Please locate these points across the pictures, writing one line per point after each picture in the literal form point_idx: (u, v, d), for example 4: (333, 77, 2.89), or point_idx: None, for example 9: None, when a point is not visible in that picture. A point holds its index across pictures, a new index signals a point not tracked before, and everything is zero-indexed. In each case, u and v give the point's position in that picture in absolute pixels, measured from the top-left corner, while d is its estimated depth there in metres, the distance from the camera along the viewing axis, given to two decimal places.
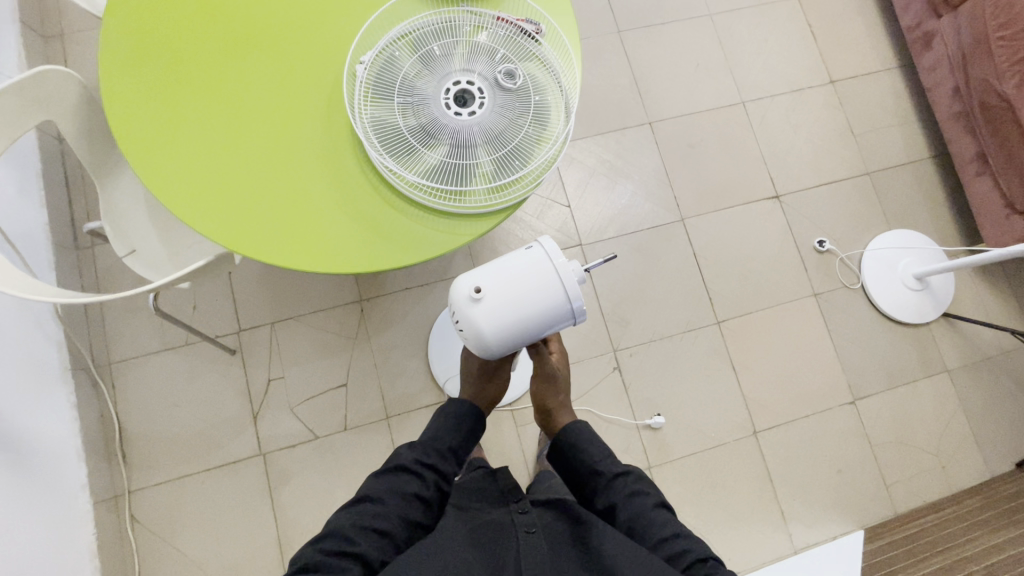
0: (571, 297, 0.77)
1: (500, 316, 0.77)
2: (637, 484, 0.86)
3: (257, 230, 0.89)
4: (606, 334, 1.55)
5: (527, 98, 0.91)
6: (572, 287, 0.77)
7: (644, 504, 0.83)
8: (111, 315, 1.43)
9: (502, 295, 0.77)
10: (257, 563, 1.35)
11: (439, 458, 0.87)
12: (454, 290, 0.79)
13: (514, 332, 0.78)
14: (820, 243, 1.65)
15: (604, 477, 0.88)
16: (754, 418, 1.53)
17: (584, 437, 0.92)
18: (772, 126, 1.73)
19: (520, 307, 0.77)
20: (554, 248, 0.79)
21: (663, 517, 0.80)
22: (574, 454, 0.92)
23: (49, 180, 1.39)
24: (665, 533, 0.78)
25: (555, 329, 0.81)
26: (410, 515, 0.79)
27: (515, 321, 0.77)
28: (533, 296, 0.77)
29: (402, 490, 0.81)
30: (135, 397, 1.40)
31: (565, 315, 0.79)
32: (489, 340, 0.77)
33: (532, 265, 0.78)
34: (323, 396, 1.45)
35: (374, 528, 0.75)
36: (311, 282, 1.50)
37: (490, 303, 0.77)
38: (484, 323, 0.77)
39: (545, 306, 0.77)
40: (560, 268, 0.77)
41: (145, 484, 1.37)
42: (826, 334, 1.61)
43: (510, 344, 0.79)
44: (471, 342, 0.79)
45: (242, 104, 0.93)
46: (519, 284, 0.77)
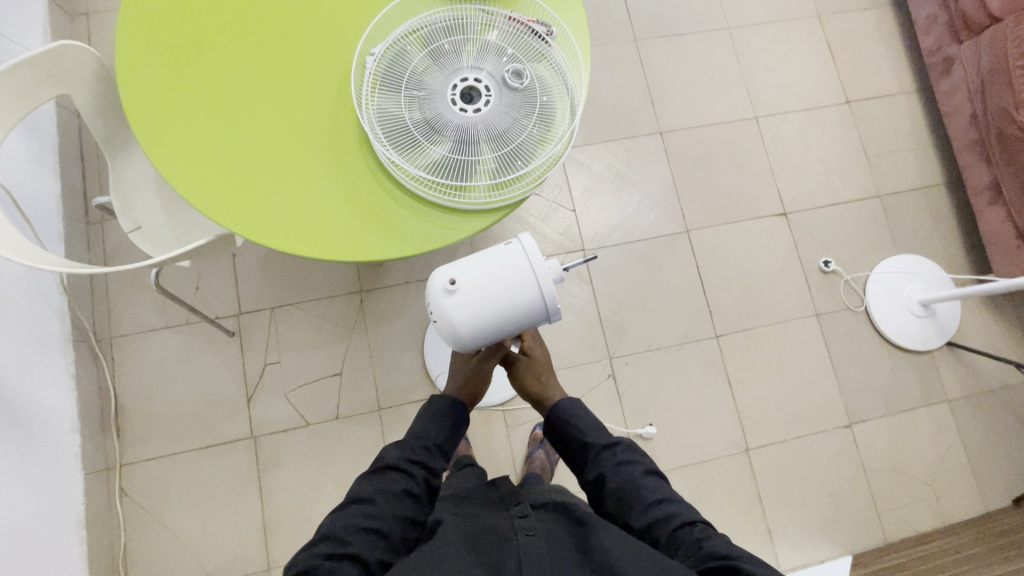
0: (545, 295, 0.78)
1: (474, 310, 0.77)
2: (626, 453, 0.86)
3: (258, 213, 0.90)
4: (603, 341, 1.54)
5: (532, 98, 0.91)
6: (546, 285, 0.78)
7: (632, 473, 0.83)
8: (115, 290, 1.45)
9: (478, 289, 0.77)
10: (241, 544, 1.36)
11: (425, 453, 0.87)
12: (430, 282, 0.79)
13: (487, 326, 0.78)
14: (825, 263, 1.63)
15: (593, 449, 0.88)
16: (747, 435, 1.52)
17: (577, 413, 0.93)
18: (784, 142, 1.72)
19: (495, 302, 0.77)
20: (533, 245, 0.79)
21: (652, 484, 0.82)
22: (567, 430, 0.92)
23: (64, 153, 1.41)
24: (652, 498, 0.79)
25: (528, 327, 0.81)
26: (402, 512, 0.79)
27: (489, 316, 0.77)
28: (508, 292, 0.77)
29: (392, 488, 0.81)
30: (133, 372, 1.42)
31: (538, 313, 0.80)
32: (462, 333, 0.77)
33: (511, 263, 0.78)
34: (317, 384, 1.46)
35: (366, 528, 0.75)
36: (313, 270, 1.51)
37: (464, 296, 0.77)
38: (458, 316, 0.77)
39: (519, 302, 0.78)
40: (537, 266, 0.78)
41: (137, 458, 1.38)
42: (825, 355, 1.59)
43: (481, 338, 0.79)
44: (445, 335, 0.79)
45: (252, 90, 0.94)
46: (495, 279, 0.77)
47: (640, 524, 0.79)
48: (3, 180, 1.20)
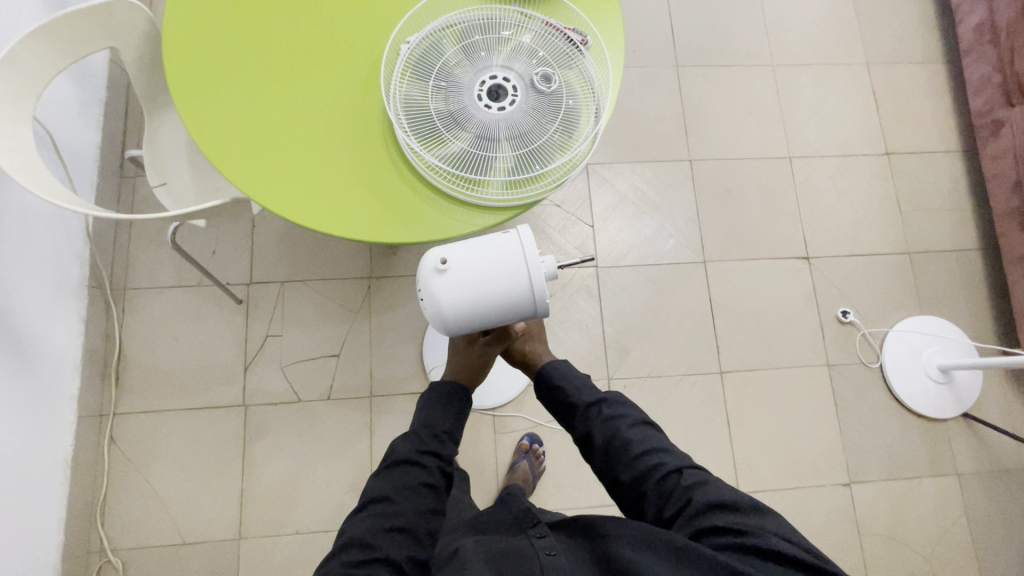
0: (534, 288, 0.78)
1: (462, 293, 0.76)
2: (612, 409, 0.86)
3: (275, 182, 0.92)
4: (604, 360, 1.52)
5: (558, 103, 0.91)
6: (536, 278, 0.77)
7: (619, 428, 0.83)
8: (136, 244, 1.49)
9: (467, 272, 0.77)
10: (216, 509, 1.37)
11: (436, 441, 0.88)
12: (422, 263, 0.79)
13: (471, 312, 0.77)
14: (843, 313, 1.59)
15: (579, 408, 0.88)
16: (739, 478, 1.47)
17: (564, 374, 0.92)
18: (815, 185, 1.68)
19: (482, 287, 0.76)
20: (530, 235, 0.79)
21: (639, 436, 0.82)
22: (553, 390, 0.92)
23: (109, 108, 1.47)
24: (639, 450, 0.80)
25: (513, 320, 0.81)
26: (422, 505, 0.81)
27: (475, 304, 0.77)
28: (498, 280, 0.77)
29: (408, 482, 0.82)
30: (141, 325, 1.45)
31: (525, 307, 0.79)
32: (446, 314, 0.77)
33: (504, 251, 0.78)
34: (314, 361, 1.47)
35: (391, 527, 0.78)
36: (327, 250, 1.53)
37: (454, 278, 0.76)
38: (445, 296, 0.76)
39: (507, 291, 0.77)
40: (530, 258, 0.77)
41: (131, 409, 1.41)
42: (832, 407, 1.53)
43: (463, 322, 0.78)
44: (430, 315, 0.78)
45: (288, 64, 0.97)
46: (486, 267, 0.77)
47: (629, 476, 0.80)
48: (48, 124, 1.26)
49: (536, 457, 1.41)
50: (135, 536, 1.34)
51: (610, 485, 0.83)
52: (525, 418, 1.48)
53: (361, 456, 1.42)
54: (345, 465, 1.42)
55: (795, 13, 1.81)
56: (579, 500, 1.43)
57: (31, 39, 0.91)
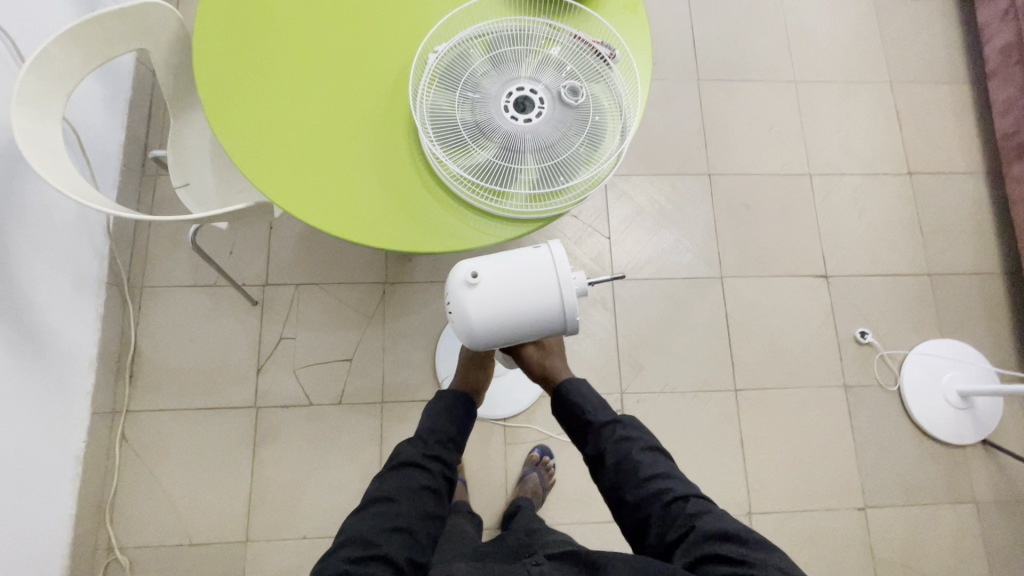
0: (566, 306, 0.77)
1: (493, 309, 0.76)
2: (626, 430, 0.85)
3: (298, 187, 0.92)
4: (617, 374, 1.51)
5: (584, 117, 0.91)
6: (569, 297, 0.77)
7: (630, 450, 0.83)
8: (155, 242, 1.50)
9: (498, 288, 0.76)
10: (224, 512, 1.36)
11: (440, 447, 0.90)
12: (452, 275, 0.78)
13: (501, 326, 0.77)
14: (861, 333, 1.56)
15: (592, 425, 0.87)
16: (751, 498, 1.45)
17: (580, 390, 0.91)
18: (835, 204, 1.67)
19: (514, 303, 0.76)
20: (562, 252, 0.78)
21: (649, 460, 0.81)
22: (567, 404, 0.91)
23: (132, 107, 1.49)
24: (649, 474, 0.80)
25: (542, 336, 0.80)
26: (424, 507, 0.83)
27: (506, 319, 0.76)
28: (530, 296, 0.76)
29: (411, 484, 0.84)
30: (156, 323, 1.46)
31: (556, 324, 0.79)
32: (475, 329, 0.76)
33: (535, 266, 0.77)
34: (327, 365, 1.47)
35: (393, 527, 0.79)
36: (343, 254, 1.53)
37: (485, 292, 0.76)
38: (475, 311, 0.76)
39: (538, 308, 0.77)
40: (562, 274, 0.77)
41: (143, 408, 1.41)
42: (848, 430, 1.51)
43: (492, 337, 0.78)
44: (459, 329, 0.78)
45: (315, 70, 0.97)
46: (518, 282, 0.76)
47: (635, 498, 0.80)
48: (75, 122, 1.28)
49: (546, 469, 1.40)
50: (143, 535, 1.34)
51: (614, 505, 0.83)
52: (536, 430, 1.47)
53: (370, 462, 1.42)
54: (353, 471, 1.41)
55: (818, 30, 1.80)
56: (588, 515, 1.41)
57: (64, 39, 0.92)
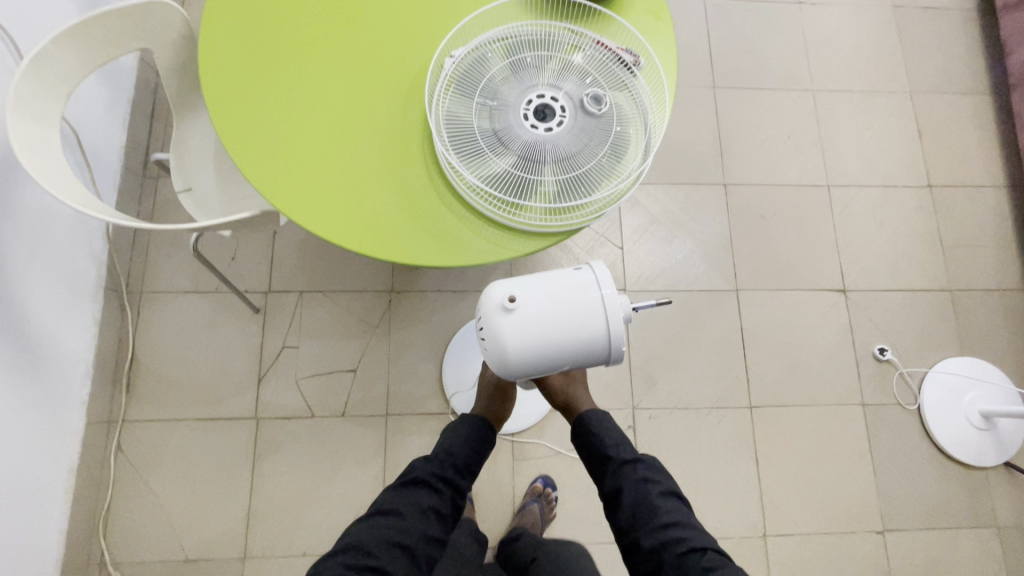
0: (613, 332, 0.73)
1: (532, 336, 0.72)
2: (646, 472, 0.90)
3: (306, 195, 0.88)
4: (629, 389, 1.46)
5: (608, 126, 0.86)
6: (615, 324, 0.73)
7: (650, 492, 0.87)
8: (155, 246, 1.46)
9: (538, 313, 0.72)
10: (222, 527, 1.32)
11: (452, 471, 0.91)
12: (487, 296, 0.74)
13: (540, 353, 0.72)
14: (880, 350, 1.52)
15: (614, 463, 0.93)
16: (766, 520, 1.40)
17: (604, 427, 0.98)
18: (853, 216, 1.62)
19: (554, 330, 0.72)
20: (608, 275, 0.75)
21: (667, 506, 0.86)
22: (591, 439, 0.97)
23: (134, 108, 1.45)
24: (667, 520, 0.84)
25: (583, 363, 0.76)
26: (428, 529, 0.84)
27: (544, 346, 0.72)
28: (573, 322, 0.72)
29: (419, 503, 0.85)
30: (155, 330, 1.42)
31: (599, 352, 0.74)
32: (511, 357, 0.72)
33: (578, 291, 0.73)
34: (330, 376, 1.42)
35: (395, 543, 0.80)
36: (349, 261, 1.49)
37: (523, 317, 0.71)
38: (513, 338, 0.71)
39: (581, 334, 0.72)
40: (609, 301, 0.73)
41: (140, 417, 1.37)
42: (866, 449, 1.46)
43: (528, 366, 0.73)
44: (493, 356, 0.73)
45: (326, 74, 0.93)
46: (560, 308, 0.72)
47: (651, 542, 0.83)
48: (73, 122, 1.24)
49: (547, 501, 1.35)
50: (137, 550, 1.29)
51: (629, 547, 0.86)
52: (546, 446, 1.42)
53: (374, 477, 1.37)
54: (357, 486, 1.37)
55: (837, 37, 1.76)
56: (599, 535, 1.37)
57: (64, 38, 0.88)
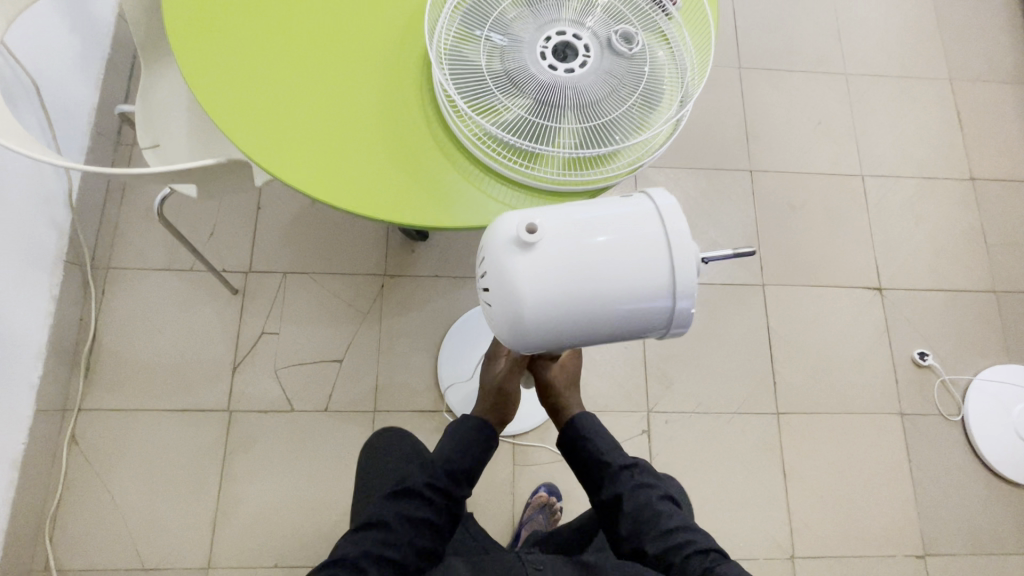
0: (676, 282, 0.57)
1: (557, 281, 0.56)
2: (643, 475, 0.80)
3: (280, 141, 0.74)
4: (643, 390, 1.32)
5: (639, 69, 0.73)
6: (678, 269, 0.57)
7: (649, 497, 0.78)
8: (126, 219, 1.33)
9: (566, 250, 0.56)
10: (184, 531, 1.17)
11: (450, 480, 0.79)
12: (502, 230, 0.58)
13: (574, 300, 0.56)
14: (921, 355, 1.38)
15: (610, 468, 0.80)
16: (794, 540, 1.25)
17: (596, 430, 0.84)
18: (890, 209, 1.49)
19: (593, 270, 0.56)
20: (670, 208, 0.59)
21: (670, 510, 0.77)
22: (581, 444, 0.83)
23: (109, 69, 1.33)
24: (671, 525, 0.75)
25: (636, 324, 0.59)
26: (419, 542, 0.75)
27: (579, 290, 0.56)
28: (622, 260, 0.56)
29: (411, 515, 0.75)
30: (121, 310, 1.28)
31: (654, 308, 0.58)
32: (532, 304, 0.56)
33: (629, 224, 0.58)
34: (313, 366, 1.28)
35: (382, 557, 0.72)
36: (339, 241, 1.36)
37: (548, 251, 0.56)
38: (536, 277, 0.55)
39: (631, 279, 0.56)
40: (672, 238, 0.57)
41: (98, 406, 1.22)
42: (905, 463, 1.32)
43: (552, 324, 0.57)
44: (508, 305, 0.57)
45: (313, 10, 0.80)
46: (602, 243, 0.57)
47: (656, 549, 0.74)
48: (35, 74, 1.12)
49: (552, 512, 1.20)
50: (88, 556, 1.15)
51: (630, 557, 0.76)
52: (551, 451, 1.28)
53: None
54: (339, 490, 1.22)
55: (871, 20, 1.64)
56: None
57: None
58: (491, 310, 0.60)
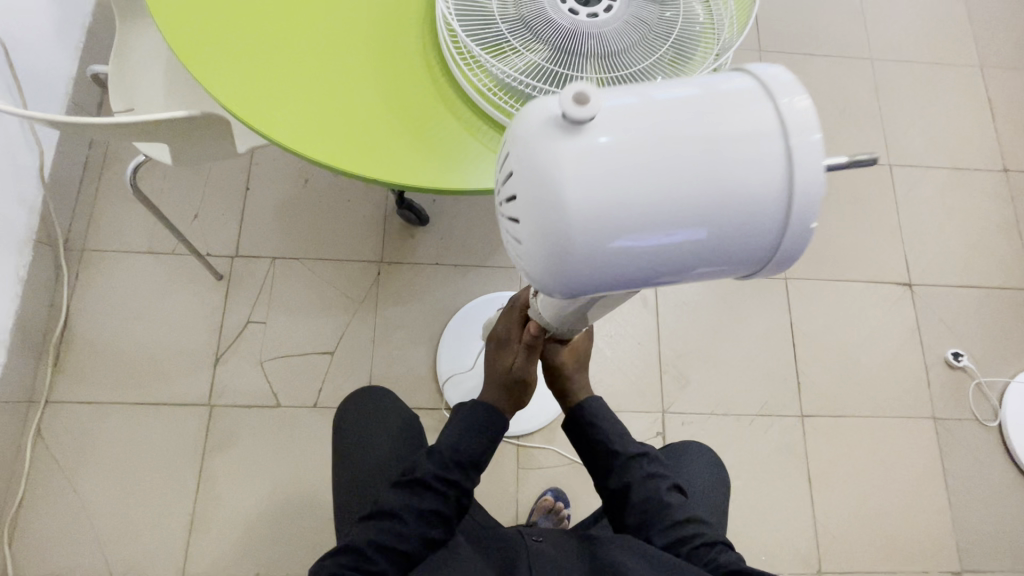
0: (796, 183, 0.34)
1: (625, 171, 0.33)
2: (652, 466, 0.76)
3: (261, 91, 0.65)
4: (658, 389, 1.23)
5: (671, 15, 0.64)
6: (807, 149, 0.34)
7: (658, 488, 0.74)
8: (105, 198, 1.24)
9: (624, 132, 0.34)
10: (157, 535, 1.07)
11: (459, 469, 0.73)
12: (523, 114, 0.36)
13: (637, 212, 0.33)
14: (955, 355, 1.29)
15: (618, 458, 0.76)
16: (821, 553, 1.16)
17: (604, 416, 0.78)
18: (919, 200, 1.41)
19: (668, 161, 0.33)
20: (780, 76, 0.36)
21: (678, 502, 0.74)
22: (588, 431, 0.78)
23: (91, 39, 1.25)
24: (679, 516, 0.72)
25: (730, 256, 0.36)
26: (428, 534, 0.70)
27: (645, 195, 0.33)
28: (715, 146, 0.34)
29: (419, 507, 0.70)
30: (97, 294, 1.19)
31: (761, 231, 0.35)
32: (567, 219, 0.33)
33: (721, 95, 0.35)
34: (301, 358, 1.19)
35: (389, 549, 0.68)
36: (333, 224, 1.27)
37: (593, 134, 0.34)
38: (574, 173, 0.33)
39: (727, 180, 0.33)
40: (789, 114, 0.34)
41: (68, 398, 1.13)
42: (939, 472, 1.23)
43: (618, 245, 0.34)
44: (531, 221, 0.34)
45: None
46: (681, 121, 0.34)
47: (663, 542, 0.71)
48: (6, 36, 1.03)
49: (559, 519, 1.10)
50: (50, 562, 1.05)
51: None
52: (557, 453, 1.18)
53: None
54: (327, 493, 1.12)
55: (897, 4, 1.57)
56: None
57: None
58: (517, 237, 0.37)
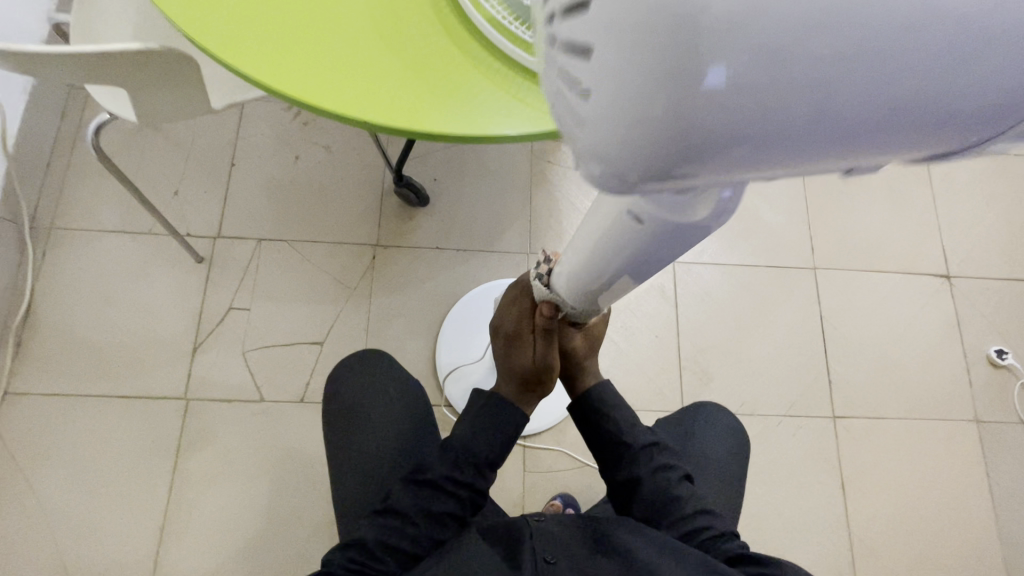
0: None
1: None
2: (664, 456, 0.69)
3: (231, 18, 0.55)
4: (677, 386, 1.13)
5: None
6: None
7: (669, 480, 0.67)
8: (76, 173, 1.14)
9: None
10: (124, 542, 0.97)
11: (474, 470, 0.66)
12: None
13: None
14: (998, 353, 1.19)
15: (629, 450, 0.68)
16: (856, 567, 1.05)
17: (616, 403, 0.71)
18: (957, 187, 1.31)
19: None
20: None
21: (689, 494, 0.67)
22: (596, 419, 0.70)
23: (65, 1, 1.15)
24: (690, 510, 0.65)
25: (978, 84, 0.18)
26: (440, 537, 0.63)
27: None
28: None
29: (431, 508, 0.63)
30: (64, 276, 1.09)
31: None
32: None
33: None
34: (288, 348, 1.09)
35: (398, 551, 0.61)
36: (324, 204, 1.17)
37: None
38: None
39: None
40: None
41: (29, 389, 1.02)
42: (983, 479, 1.12)
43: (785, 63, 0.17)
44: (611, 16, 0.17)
45: None
46: None
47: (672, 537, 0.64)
48: None
49: None
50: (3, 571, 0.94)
51: None
52: (567, 455, 1.08)
53: None
54: (314, 497, 1.02)
55: None
56: None
57: None
58: (563, 43, 0.19)
